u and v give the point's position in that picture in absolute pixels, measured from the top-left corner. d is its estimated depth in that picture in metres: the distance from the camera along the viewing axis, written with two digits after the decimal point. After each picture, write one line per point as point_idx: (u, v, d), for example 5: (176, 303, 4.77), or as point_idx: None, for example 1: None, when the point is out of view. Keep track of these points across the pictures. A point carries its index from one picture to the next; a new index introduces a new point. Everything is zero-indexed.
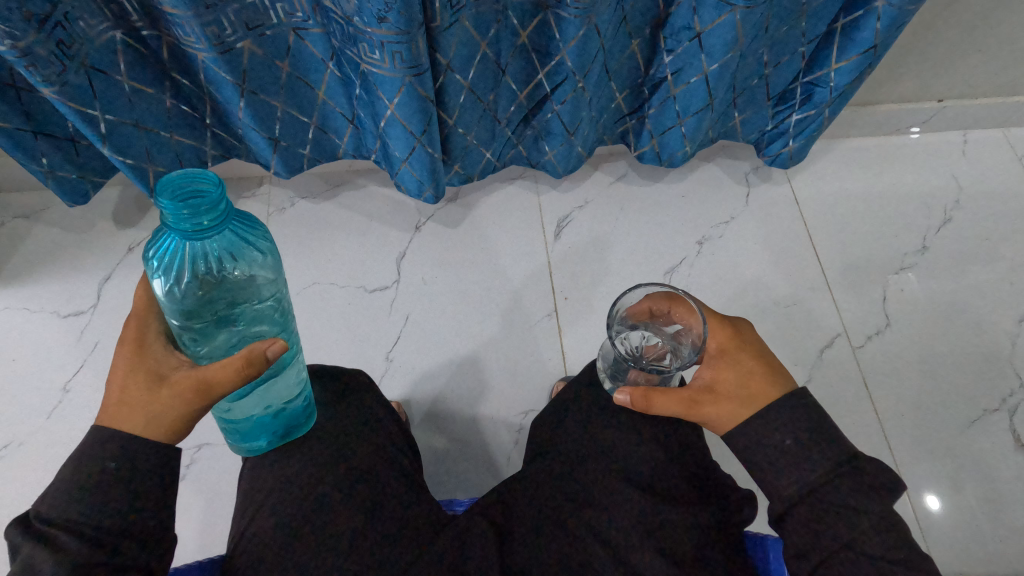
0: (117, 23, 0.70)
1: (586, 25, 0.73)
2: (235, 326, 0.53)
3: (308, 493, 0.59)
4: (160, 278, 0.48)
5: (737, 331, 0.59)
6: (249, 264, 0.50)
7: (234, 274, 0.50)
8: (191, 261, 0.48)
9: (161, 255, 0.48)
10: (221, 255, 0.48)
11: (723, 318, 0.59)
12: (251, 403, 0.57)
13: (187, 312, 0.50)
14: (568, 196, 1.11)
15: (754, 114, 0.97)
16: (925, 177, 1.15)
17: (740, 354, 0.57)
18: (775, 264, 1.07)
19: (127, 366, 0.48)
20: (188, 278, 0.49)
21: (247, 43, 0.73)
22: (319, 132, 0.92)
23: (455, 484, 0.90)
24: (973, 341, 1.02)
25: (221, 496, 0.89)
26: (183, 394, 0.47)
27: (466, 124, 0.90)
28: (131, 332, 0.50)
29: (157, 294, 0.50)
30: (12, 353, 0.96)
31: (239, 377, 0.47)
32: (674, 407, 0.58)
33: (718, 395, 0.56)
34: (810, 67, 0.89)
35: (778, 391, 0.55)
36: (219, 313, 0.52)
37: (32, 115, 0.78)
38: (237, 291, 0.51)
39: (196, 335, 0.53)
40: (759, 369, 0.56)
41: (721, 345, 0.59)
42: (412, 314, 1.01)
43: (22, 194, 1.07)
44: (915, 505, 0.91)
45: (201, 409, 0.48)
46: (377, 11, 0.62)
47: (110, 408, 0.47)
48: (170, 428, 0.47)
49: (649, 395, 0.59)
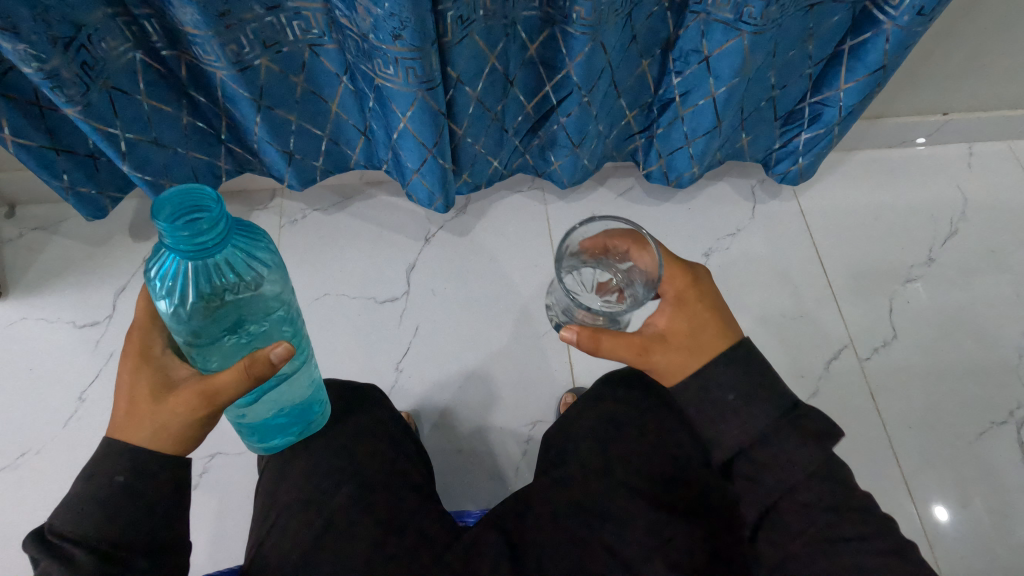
0: (138, 44, 0.71)
1: (592, 42, 0.75)
2: (244, 337, 0.55)
3: (323, 507, 0.60)
4: (164, 298, 0.49)
5: (696, 280, 0.60)
6: (251, 277, 0.51)
7: (238, 288, 0.51)
8: (194, 281, 0.49)
9: (162, 278, 0.49)
10: (223, 272, 0.49)
11: (684, 264, 0.60)
12: (264, 408, 0.61)
13: (194, 330, 0.52)
14: (576, 207, 1.13)
15: (763, 134, 0.99)
16: (931, 190, 1.16)
17: (697, 305, 0.58)
18: (782, 276, 1.07)
19: (133, 377, 0.50)
20: (193, 298, 0.49)
21: (265, 60, 0.74)
22: (331, 144, 0.94)
23: (464, 494, 0.91)
24: (980, 353, 1.03)
25: (234, 505, 0.90)
26: (186, 404, 0.48)
27: (475, 134, 0.91)
28: (135, 345, 0.52)
29: (163, 314, 0.51)
30: (30, 363, 0.98)
31: (243, 382, 0.47)
32: (625, 353, 0.58)
33: (669, 343, 0.57)
34: (818, 88, 0.91)
35: (727, 343, 0.57)
36: (227, 327, 0.53)
37: (54, 132, 0.80)
38: (243, 305, 0.52)
39: (205, 351, 0.54)
40: (712, 321, 0.57)
41: (679, 291, 0.59)
42: (422, 325, 1.02)
43: (39, 206, 1.09)
44: (923, 517, 0.91)
45: (203, 418, 0.48)
46: (392, 29, 0.64)
47: (116, 422, 0.48)
48: (178, 438, 0.48)
49: (597, 335, 0.57)
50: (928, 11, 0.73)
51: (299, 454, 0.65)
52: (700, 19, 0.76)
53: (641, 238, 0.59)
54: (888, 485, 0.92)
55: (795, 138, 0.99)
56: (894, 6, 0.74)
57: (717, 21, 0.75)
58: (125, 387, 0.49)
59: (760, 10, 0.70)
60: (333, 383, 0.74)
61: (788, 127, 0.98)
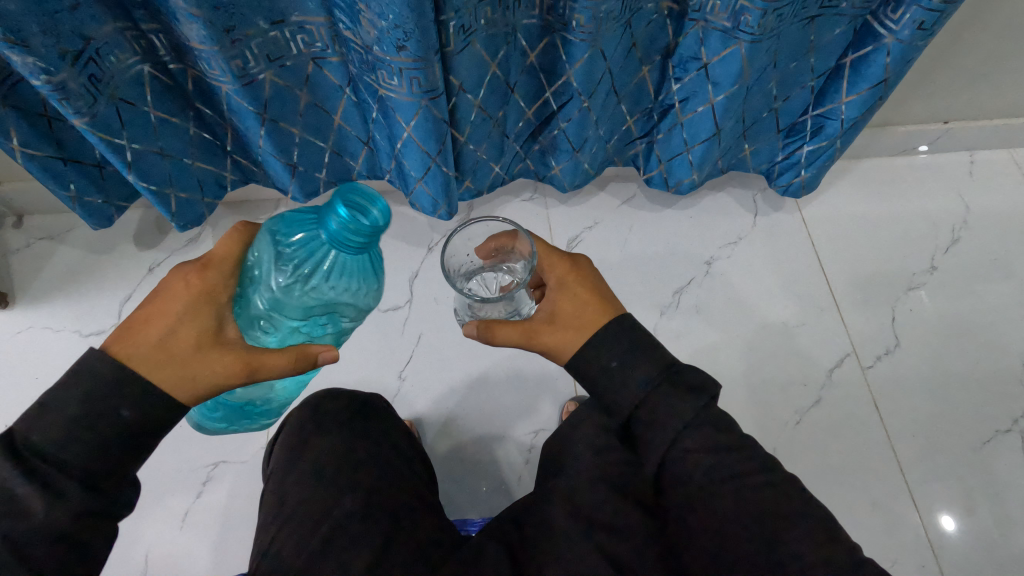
0: (146, 57, 0.72)
1: (592, 48, 0.75)
2: (313, 324, 0.61)
3: (324, 518, 0.60)
4: (286, 259, 0.54)
5: (575, 263, 0.59)
6: (358, 288, 0.57)
7: (340, 290, 0.56)
8: (316, 261, 0.54)
9: (291, 249, 0.54)
10: (343, 272, 0.55)
11: (560, 252, 0.60)
12: (261, 390, 0.67)
13: (279, 301, 0.57)
14: (579, 216, 1.13)
15: (764, 144, 1.00)
16: (932, 198, 1.16)
17: (577, 286, 0.57)
18: (783, 285, 1.08)
19: (188, 314, 0.52)
20: (304, 274, 0.54)
21: (269, 73, 0.75)
22: (334, 155, 0.96)
23: (467, 503, 0.92)
24: (983, 361, 1.02)
25: (237, 514, 0.90)
26: (229, 367, 0.52)
27: (477, 142, 0.92)
28: (211, 278, 0.53)
29: (270, 271, 0.55)
30: (36, 372, 0.99)
31: (287, 367, 0.54)
32: (516, 337, 0.58)
33: (557, 324, 0.56)
34: (819, 100, 0.91)
35: (609, 318, 0.55)
36: (305, 314, 0.58)
37: (61, 143, 0.81)
38: (330, 307, 0.58)
39: (272, 321, 0.58)
40: (593, 301, 0.56)
41: (561, 277, 0.59)
42: (424, 334, 1.02)
43: (45, 217, 1.10)
44: (928, 526, 0.91)
45: (233, 384, 0.52)
46: (395, 41, 0.64)
47: (146, 351, 0.49)
48: (196, 393, 0.50)
49: (490, 326, 0.58)
50: (929, 26, 0.73)
51: (302, 464, 0.65)
52: (699, 27, 0.76)
53: (513, 232, 0.64)
54: (891, 495, 0.92)
55: (797, 150, 0.99)
56: (895, 21, 0.74)
57: (715, 29, 0.75)
58: (172, 321, 0.51)
59: (757, 19, 0.70)
60: (336, 394, 0.74)
61: (790, 140, 0.99)
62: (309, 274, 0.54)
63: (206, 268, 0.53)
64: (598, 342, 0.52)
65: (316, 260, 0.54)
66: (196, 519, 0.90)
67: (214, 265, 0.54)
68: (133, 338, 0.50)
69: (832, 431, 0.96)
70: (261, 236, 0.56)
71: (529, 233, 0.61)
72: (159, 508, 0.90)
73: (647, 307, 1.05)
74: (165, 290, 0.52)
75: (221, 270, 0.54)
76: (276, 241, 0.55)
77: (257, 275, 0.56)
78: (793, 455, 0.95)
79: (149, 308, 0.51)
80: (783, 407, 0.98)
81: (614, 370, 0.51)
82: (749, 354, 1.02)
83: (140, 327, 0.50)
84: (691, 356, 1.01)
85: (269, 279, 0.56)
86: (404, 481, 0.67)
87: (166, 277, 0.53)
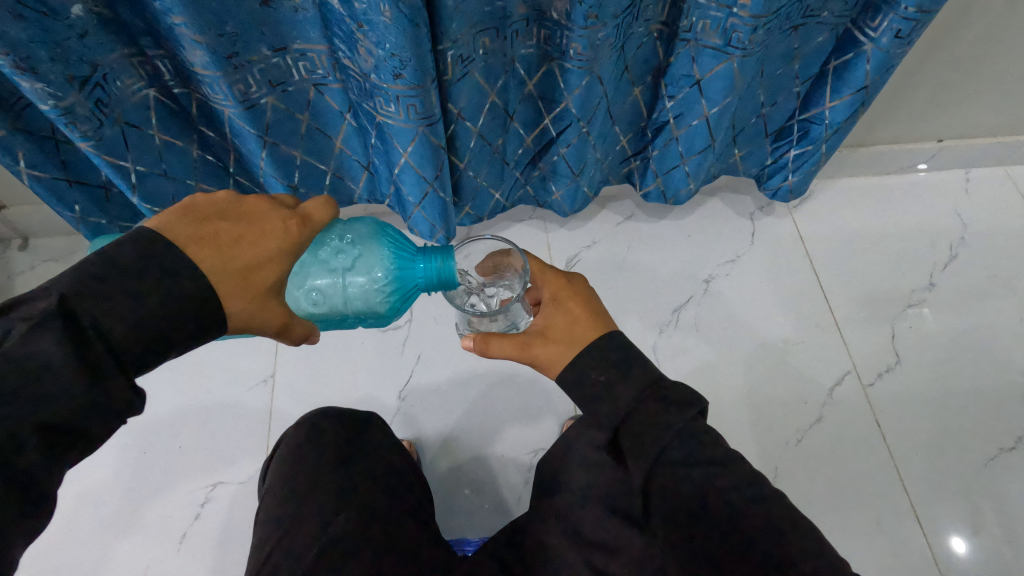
0: (152, 82, 0.74)
1: (588, 74, 0.76)
2: (352, 320, 0.62)
3: (318, 537, 0.59)
4: (368, 258, 0.57)
5: (570, 282, 0.60)
6: (389, 310, 0.59)
7: (378, 303, 0.58)
8: (390, 273, 0.56)
9: (386, 254, 0.57)
10: (396, 294, 0.58)
11: (554, 269, 0.61)
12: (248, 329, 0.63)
13: (345, 284, 0.57)
14: (578, 235, 1.14)
15: (755, 151, 1.02)
16: (929, 215, 1.17)
17: (570, 302, 0.58)
18: (782, 304, 1.08)
19: (275, 253, 0.50)
20: (372, 277, 0.57)
21: (270, 98, 0.77)
22: (335, 178, 0.98)
23: (465, 523, 0.91)
24: (986, 378, 1.02)
25: (235, 536, 0.89)
26: (274, 320, 0.52)
27: (476, 168, 0.93)
28: (307, 232, 0.53)
29: (351, 256, 0.57)
30: None
31: (295, 339, 0.56)
32: (510, 349, 0.58)
33: (549, 338, 0.56)
34: (805, 106, 0.93)
35: (598, 333, 0.55)
36: (355, 308, 0.59)
37: (67, 165, 0.82)
38: (357, 309, 0.59)
39: (318, 293, 0.57)
40: (585, 316, 0.56)
41: (555, 294, 0.59)
42: (423, 354, 1.02)
43: (53, 239, 1.12)
44: (937, 548, 0.89)
45: (263, 333, 0.52)
46: (393, 68, 0.66)
47: (227, 272, 0.47)
48: (240, 325, 0.50)
49: (487, 337, 0.59)
50: (906, 34, 0.74)
51: (300, 480, 0.65)
52: (690, 46, 0.77)
53: (510, 250, 0.65)
54: (896, 513, 0.91)
55: (785, 155, 1.01)
56: (874, 29, 0.76)
57: (706, 47, 0.76)
58: (261, 255, 0.49)
59: (747, 34, 0.71)
60: (333, 412, 0.74)
61: (778, 144, 1.01)
62: (385, 279, 0.57)
63: (305, 223, 0.53)
64: (593, 362, 0.52)
65: (395, 270, 0.56)
66: (195, 541, 0.89)
67: (310, 223, 0.53)
68: (218, 250, 0.47)
69: (835, 450, 0.96)
70: (358, 223, 0.59)
71: (522, 250, 0.62)
72: (159, 530, 0.90)
73: (647, 324, 1.05)
74: (260, 218, 0.50)
75: (313, 228, 0.54)
76: (376, 241, 0.58)
77: (343, 252, 0.57)
78: (796, 475, 0.94)
79: (243, 228, 0.49)
80: (784, 426, 0.97)
81: (601, 384, 0.51)
82: (750, 373, 1.02)
83: (227, 242, 0.48)
84: (691, 374, 1.01)
85: (354, 265, 0.57)
86: (402, 501, 0.67)
87: (264, 204, 0.51)
